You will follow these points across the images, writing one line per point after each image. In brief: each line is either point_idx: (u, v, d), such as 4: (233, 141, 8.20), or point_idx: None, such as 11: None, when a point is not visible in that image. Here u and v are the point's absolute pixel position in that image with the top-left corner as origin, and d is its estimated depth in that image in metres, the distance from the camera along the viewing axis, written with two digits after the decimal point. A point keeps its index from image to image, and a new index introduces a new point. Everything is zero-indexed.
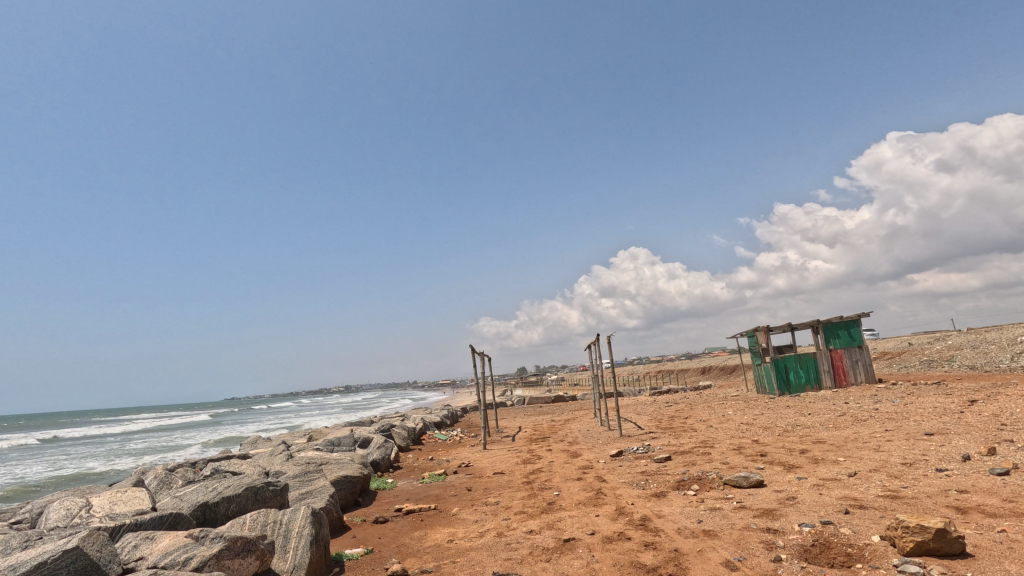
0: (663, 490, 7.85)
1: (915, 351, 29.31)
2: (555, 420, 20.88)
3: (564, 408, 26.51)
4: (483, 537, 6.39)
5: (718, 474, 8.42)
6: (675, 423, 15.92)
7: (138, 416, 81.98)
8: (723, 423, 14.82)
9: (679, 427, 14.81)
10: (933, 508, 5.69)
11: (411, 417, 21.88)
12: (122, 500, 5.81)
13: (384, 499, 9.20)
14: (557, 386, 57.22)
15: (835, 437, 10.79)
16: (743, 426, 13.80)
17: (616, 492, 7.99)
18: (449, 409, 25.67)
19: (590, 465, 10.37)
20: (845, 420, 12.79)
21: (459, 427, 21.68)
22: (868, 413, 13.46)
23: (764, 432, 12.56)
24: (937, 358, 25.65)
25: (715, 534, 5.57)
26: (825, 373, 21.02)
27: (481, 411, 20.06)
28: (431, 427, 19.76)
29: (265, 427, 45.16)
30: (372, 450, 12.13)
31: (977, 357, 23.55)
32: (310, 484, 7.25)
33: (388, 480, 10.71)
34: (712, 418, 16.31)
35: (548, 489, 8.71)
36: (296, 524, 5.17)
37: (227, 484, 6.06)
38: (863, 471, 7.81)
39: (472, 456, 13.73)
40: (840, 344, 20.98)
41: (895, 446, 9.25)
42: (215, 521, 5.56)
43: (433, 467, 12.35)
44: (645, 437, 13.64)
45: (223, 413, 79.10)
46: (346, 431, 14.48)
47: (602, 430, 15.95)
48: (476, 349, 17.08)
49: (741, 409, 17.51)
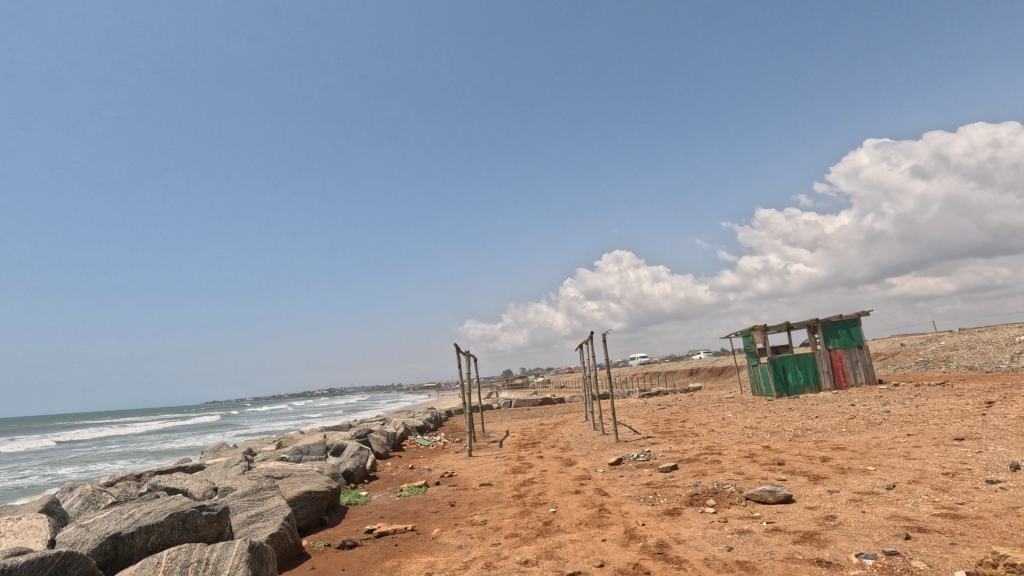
0: (676, 506, 6.83)
1: (909, 351, 28.77)
2: (544, 424, 19.80)
3: (553, 411, 25.40)
4: (468, 569, 5.28)
5: (736, 487, 7.41)
6: (673, 427, 14.95)
7: (113, 422, 79.37)
8: (726, 427, 13.87)
9: (678, 432, 13.81)
10: (1012, 532, 4.72)
11: (393, 421, 20.70)
12: (12, 531, 4.63)
13: (355, 517, 8.03)
14: (544, 388, 56.18)
15: (855, 442, 9.84)
16: (748, 430, 12.85)
17: (622, 509, 6.94)
18: (433, 413, 24.47)
19: (588, 475, 9.29)
20: (858, 424, 11.87)
21: (444, 431, 20.50)
22: (882, 416, 12.57)
23: (773, 437, 11.61)
24: (933, 359, 25.10)
25: (754, 567, 4.56)
26: (823, 374, 20.28)
27: (467, 415, 18.94)
28: (413, 432, 18.58)
29: (242, 432, 43.65)
30: (345, 459, 10.94)
31: (976, 357, 23.00)
32: (261, 503, 6.09)
33: (362, 493, 9.54)
34: (712, 422, 15.34)
35: (543, 505, 7.63)
36: (227, 564, 4.04)
37: (149, 508, 4.88)
38: (902, 483, 6.85)
39: (456, 464, 12.59)
40: (839, 343, 20.28)
41: (926, 453, 8.32)
42: (129, 558, 4.44)
43: (412, 477, 11.17)
44: (643, 442, 12.60)
45: (202, 418, 76.72)
46: (318, 438, 13.23)
47: (596, 434, 14.90)
48: (461, 348, 15.95)
49: (741, 412, 16.61)
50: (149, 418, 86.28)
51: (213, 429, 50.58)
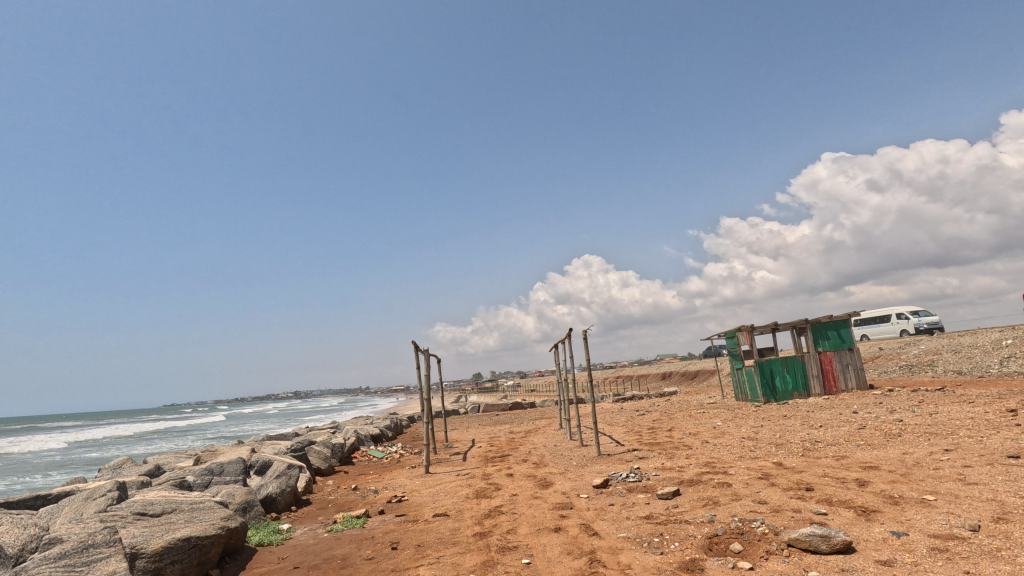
0: (694, 558, 5.04)
1: (890, 355, 27.90)
2: (514, 432, 17.90)
3: (524, 418, 23.50)
4: None
5: (766, 525, 5.67)
6: (660, 438, 13.21)
7: (51, 426, 73.87)
8: (721, 438, 12.23)
9: (667, 444, 12.10)
10: None
11: (346, 429, 18.49)
12: None
13: (259, 567, 5.93)
14: (514, 392, 54.29)
15: (887, 459, 8.21)
16: (748, 443, 11.21)
17: (620, 562, 5.10)
18: (393, 419, 22.33)
19: (570, 503, 7.44)
20: (875, 436, 10.31)
21: (402, 440, 18.39)
22: (896, 426, 11.07)
23: (781, 451, 9.99)
24: (917, 363, 24.21)
25: None
26: (813, 378, 18.95)
27: (428, 425, 16.85)
28: (366, 442, 16.40)
29: (182, 440, 40.24)
30: (267, 483, 8.78)
31: (963, 361, 22.10)
32: None
33: (281, 529, 7.44)
34: (703, 431, 13.68)
35: (513, 551, 5.71)
36: None
37: None
38: (988, 522, 5.18)
39: (411, 483, 10.56)
40: (830, 345, 19.02)
41: (988, 477, 6.70)
42: None
43: (353, 502, 9.12)
44: (630, 458, 10.80)
45: (149, 422, 72.07)
46: (242, 453, 10.98)
47: (573, 446, 13.09)
48: (419, 346, 13.85)
49: (731, 420, 15.04)
50: (93, 422, 80.80)
51: (157, 435, 46.96)
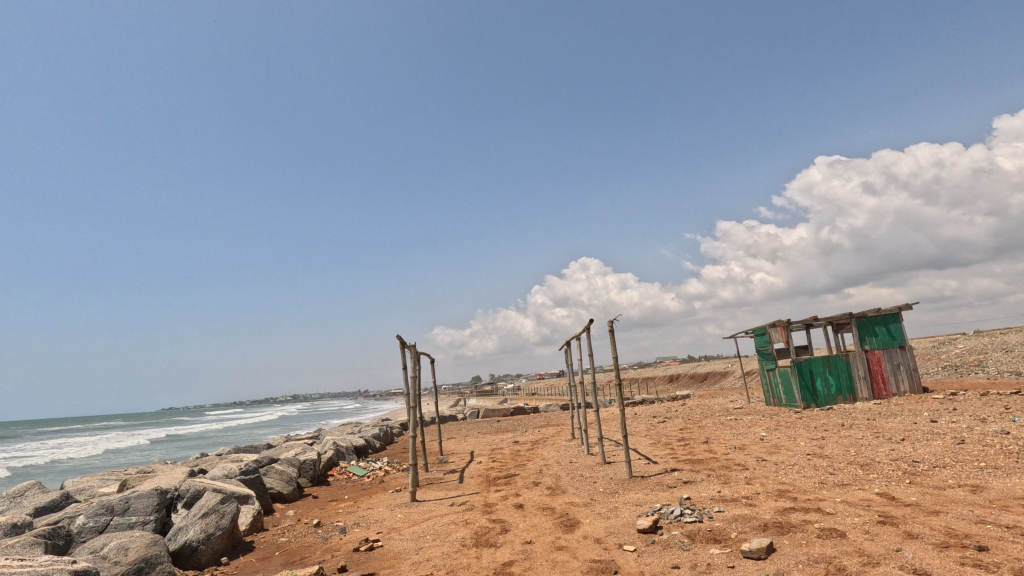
0: None
1: (926, 355, 25.69)
2: (518, 443, 15.53)
3: (528, 425, 21.07)
4: None
5: None
6: (699, 453, 10.80)
7: (31, 433, 71.05)
8: (779, 455, 9.85)
9: (715, 463, 9.67)
10: None
11: (325, 439, 16.14)
12: None
13: None
14: (515, 396, 51.63)
15: None
16: (821, 464, 8.79)
17: None
18: (382, 427, 19.97)
19: (613, 565, 5.10)
20: (994, 455, 7.94)
21: (390, 452, 16.05)
22: (1009, 441, 8.68)
23: (877, 475, 7.59)
24: (962, 364, 21.94)
25: None
26: (860, 381, 16.68)
27: (418, 436, 14.42)
28: (345, 455, 13.99)
29: (158, 449, 37.53)
30: (187, 526, 6.38)
31: (1018, 361, 19.77)
32: None
33: None
34: (750, 445, 11.29)
35: None
36: None
37: None
38: None
39: (390, 517, 8.17)
40: (878, 343, 16.75)
41: None
42: None
43: (308, 549, 6.72)
44: (672, 482, 8.44)
45: (133, 428, 69.18)
46: (176, 479, 8.55)
47: (595, 463, 10.70)
48: (406, 341, 11.41)
49: (778, 431, 12.65)
50: (74, 428, 77.99)
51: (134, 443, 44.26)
